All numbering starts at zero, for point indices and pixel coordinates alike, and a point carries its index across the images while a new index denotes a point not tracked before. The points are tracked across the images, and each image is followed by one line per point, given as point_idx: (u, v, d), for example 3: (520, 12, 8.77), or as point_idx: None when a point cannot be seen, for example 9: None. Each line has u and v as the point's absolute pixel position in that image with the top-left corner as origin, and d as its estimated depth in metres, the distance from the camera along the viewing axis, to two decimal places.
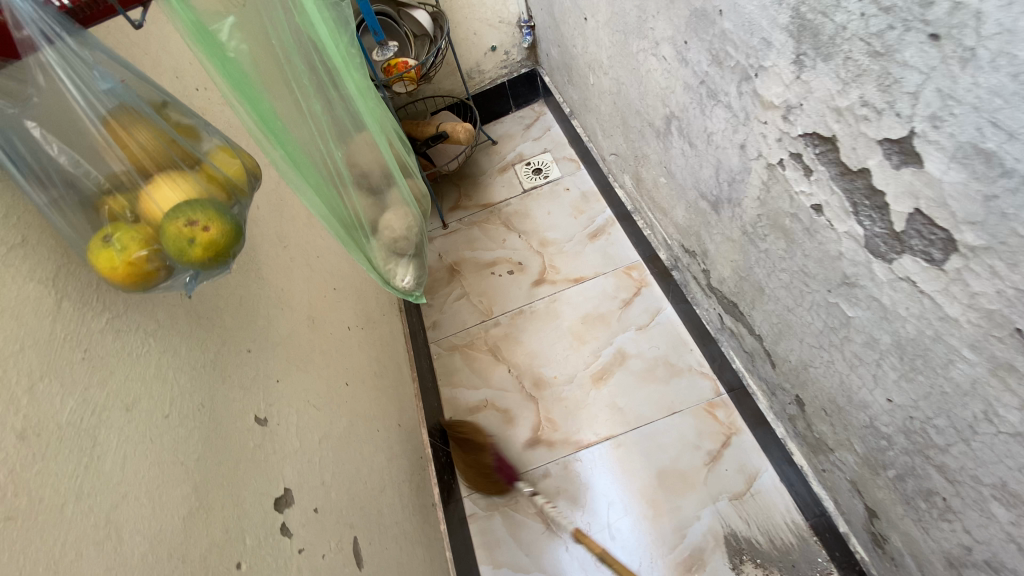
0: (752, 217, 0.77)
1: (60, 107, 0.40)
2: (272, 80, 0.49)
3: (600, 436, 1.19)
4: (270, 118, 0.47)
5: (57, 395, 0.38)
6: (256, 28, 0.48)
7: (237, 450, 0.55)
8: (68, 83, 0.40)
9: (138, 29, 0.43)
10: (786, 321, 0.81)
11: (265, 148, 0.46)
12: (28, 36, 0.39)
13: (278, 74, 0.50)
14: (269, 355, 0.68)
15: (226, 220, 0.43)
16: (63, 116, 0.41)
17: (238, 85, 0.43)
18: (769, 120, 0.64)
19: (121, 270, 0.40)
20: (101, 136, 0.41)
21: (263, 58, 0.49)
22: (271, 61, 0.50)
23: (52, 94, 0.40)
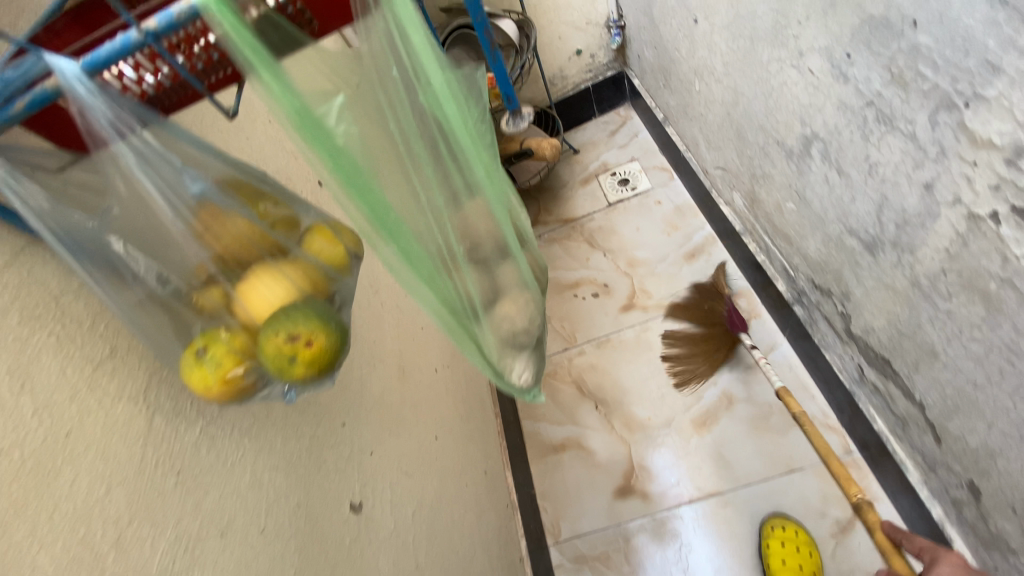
0: (932, 270, 0.62)
1: (140, 209, 0.34)
2: (379, 157, 0.38)
3: (703, 490, 1.08)
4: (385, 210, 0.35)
5: (147, 539, 0.34)
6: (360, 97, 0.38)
7: (334, 550, 0.50)
8: (145, 179, 0.33)
9: (230, 119, 0.35)
10: (968, 397, 0.65)
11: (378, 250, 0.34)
12: (100, 137, 0.30)
13: (387, 148, 0.39)
14: (364, 424, 0.62)
15: (331, 327, 0.36)
16: (137, 213, 0.34)
17: (347, 173, 0.32)
18: (981, 162, 0.50)
19: (215, 387, 0.35)
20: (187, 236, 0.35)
21: (371, 122, 0.39)
22: (381, 132, 0.39)
23: (132, 196, 0.33)
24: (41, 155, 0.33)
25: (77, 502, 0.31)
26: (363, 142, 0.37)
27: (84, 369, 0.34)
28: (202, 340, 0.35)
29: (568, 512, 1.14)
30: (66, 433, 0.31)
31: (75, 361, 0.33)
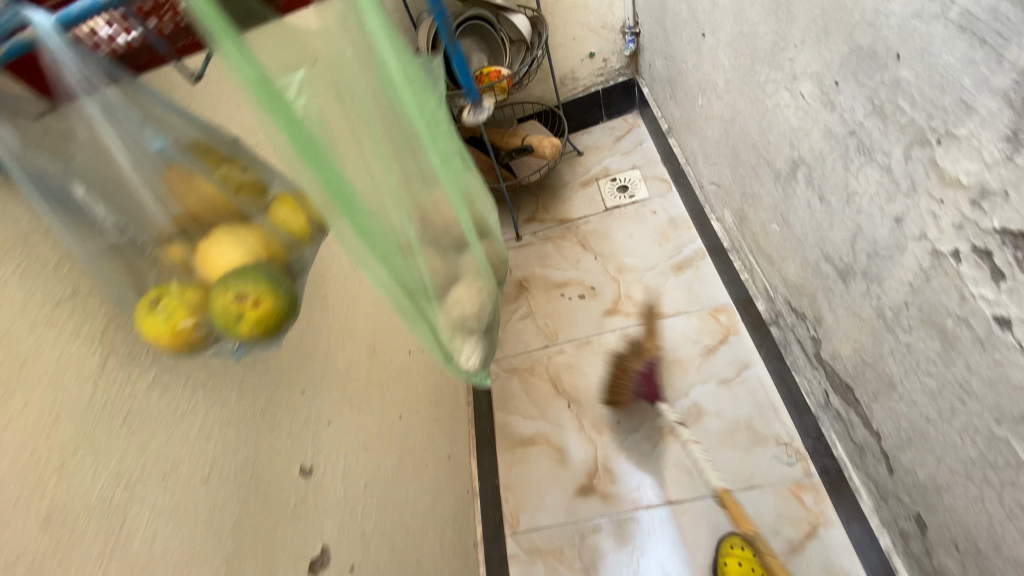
0: (896, 302, 0.63)
1: (107, 164, 0.34)
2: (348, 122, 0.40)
3: (663, 498, 1.10)
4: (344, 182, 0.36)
5: (88, 470, 0.35)
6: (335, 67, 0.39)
7: (279, 507, 0.52)
8: (116, 141, 0.34)
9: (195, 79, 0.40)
10: (919, 430, 0.66)
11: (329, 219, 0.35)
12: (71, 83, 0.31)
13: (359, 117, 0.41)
14: (327, 393, 0.65)
15: (280, 292, 0.37)
16: (101, 164, 0.34)
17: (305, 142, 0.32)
18: (947, 200, 0.50)
19: (165, 336, 0.36)
20: (159, 197, 0.36)
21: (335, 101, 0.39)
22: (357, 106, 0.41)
23: (99, 148, 0.34)
24: (20, 104, 0.33)
25: (23, 427, 0.32)
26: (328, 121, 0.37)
27: (39, 309, 0.35)
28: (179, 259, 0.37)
29: (529, 505, 1.16)
30: (15, 368, 0.33)
31: (35, 299, 0.35)
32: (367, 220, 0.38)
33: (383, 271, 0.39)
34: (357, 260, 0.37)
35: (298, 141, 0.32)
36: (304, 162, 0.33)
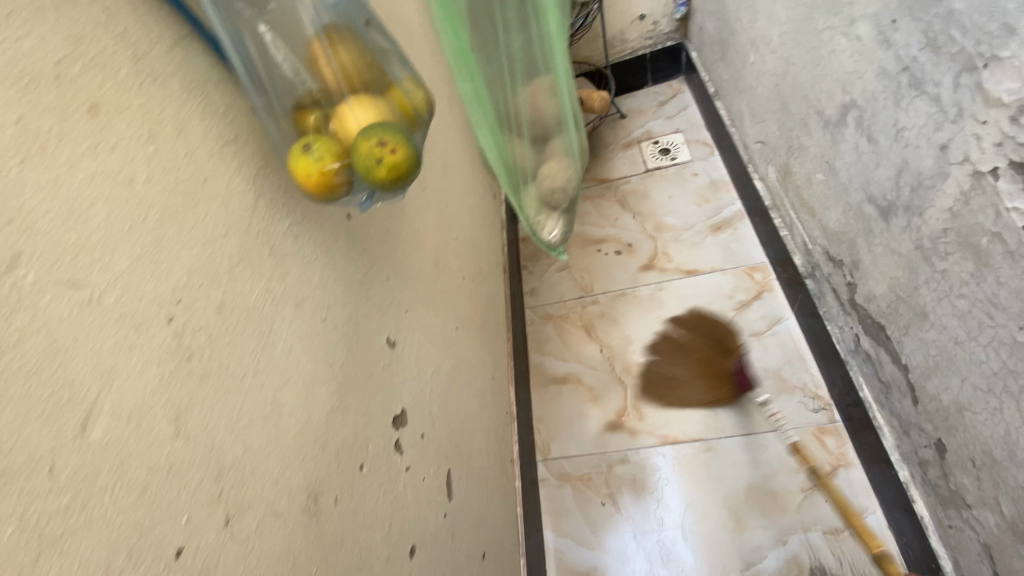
0: (935, 230, 0.68)
1: (293, 22, 0.45)
2: None
3: (689, 436, 1.16)
4: None
5: (249, 279, 0.43)
6: None
7: (370, 363, 0.59)
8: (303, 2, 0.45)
9: None
10: (947, 354, 0.71)
11: None
12: None
13: None
14: (402, 286, 0.72)
15: (409, 145, 0.44)
16: (290, 25, 0.44)
17: None
18: (990, 120, 0.55)
19: (313, 178, 0.43)
20: (319, 47, 0.45)
21: None
22: None
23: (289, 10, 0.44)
24: None
25: (207, 228, 0.40)
26: None
27: (213, 142, 0.42)
28: (329, 115, 0.45)
29: (560, 436, 1.24)
30: (200, 182, 0.40)
31: (211, 134, 0.42)
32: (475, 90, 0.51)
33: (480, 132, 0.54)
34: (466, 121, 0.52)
35: None
36: None
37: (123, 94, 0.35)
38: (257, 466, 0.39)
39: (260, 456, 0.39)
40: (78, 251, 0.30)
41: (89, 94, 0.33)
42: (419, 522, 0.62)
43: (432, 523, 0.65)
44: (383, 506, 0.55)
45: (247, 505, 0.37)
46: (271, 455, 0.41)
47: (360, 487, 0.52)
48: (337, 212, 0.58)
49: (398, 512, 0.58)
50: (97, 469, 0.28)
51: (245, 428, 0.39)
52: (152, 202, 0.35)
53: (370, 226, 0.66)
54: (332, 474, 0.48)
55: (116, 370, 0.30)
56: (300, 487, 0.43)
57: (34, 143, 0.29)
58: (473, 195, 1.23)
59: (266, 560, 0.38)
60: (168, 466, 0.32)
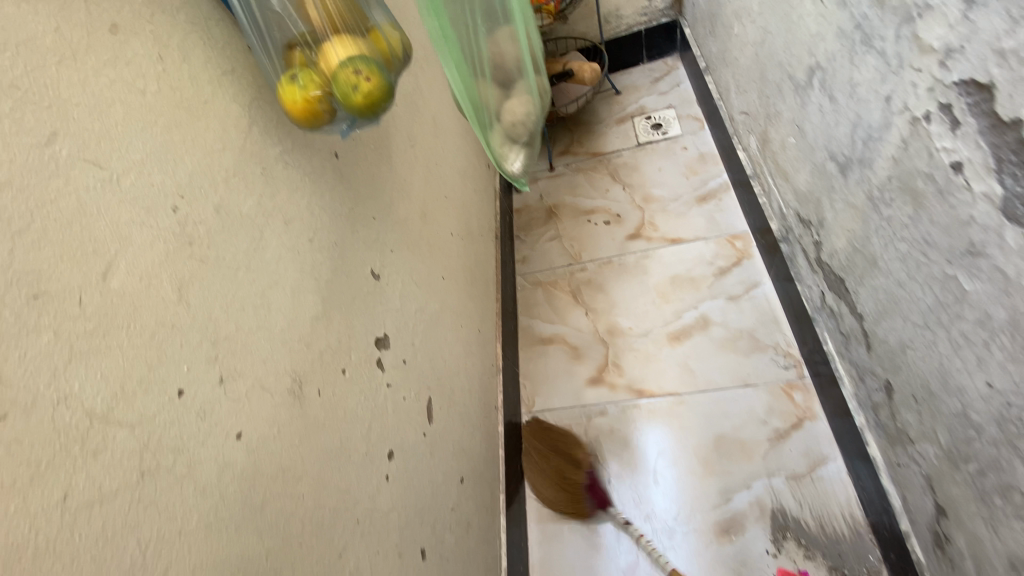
0: (882, 179, 0.73)
1: None
2: None
3: (666, 391, 1.22)
4: None
5: (243, 190, 0.49)
6: None
7: (355, 287, 0.66)
8: None
9: None
10: (893, 297, 0.76)
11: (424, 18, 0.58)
12: None
13: None
14: (388, 227, 0.79)
15: (383, 78, 0.51)
16: None
17: None
18: (923, 67, 0.60)
19: (299, 105, 0.50)
20: None
21: None
22: None
23: None
24: None
25: (206, 141, 0.46)
26: None
27: (214, 71, 0.49)
28: (314, 50, 0.51)
29: (544, 392, 1.30)
30: (201, 102, 0.46)
31: (212, 62, 0.48)
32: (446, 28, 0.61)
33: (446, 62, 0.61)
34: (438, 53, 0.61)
35: None
36: None
37: (137, 20, 0.42)
38: (249, 345, 0.46)
39: (251, 338, 0.46)
40: (100, 140, 0.36)
41: (109, 16, 0.39)
42: (397, 433, 0.69)
43: (411, 438, 0.72)
44: (363, 409, 0.62)
45: (239, 373, 0.44)
46: (261, 340, 0.48)
47: (342, 388, 0.59)
48: (325, 149, 0.64)
49: (378, 419, 0.65)
50: (116, 311, 0.35)
51: (237, 311, 0.45)
52: (160, 112, 0.42)
53: (357, 169, 0.72)
54: (315, 369, 0.54)
55: (130, 240, 0.37)
56: (286, 372, 0.50)
57: (65, 49, 0.35)
58: (465, 160, 1.29)
59: (255, 420, 0.45)
60: (173, 324, 0.39)
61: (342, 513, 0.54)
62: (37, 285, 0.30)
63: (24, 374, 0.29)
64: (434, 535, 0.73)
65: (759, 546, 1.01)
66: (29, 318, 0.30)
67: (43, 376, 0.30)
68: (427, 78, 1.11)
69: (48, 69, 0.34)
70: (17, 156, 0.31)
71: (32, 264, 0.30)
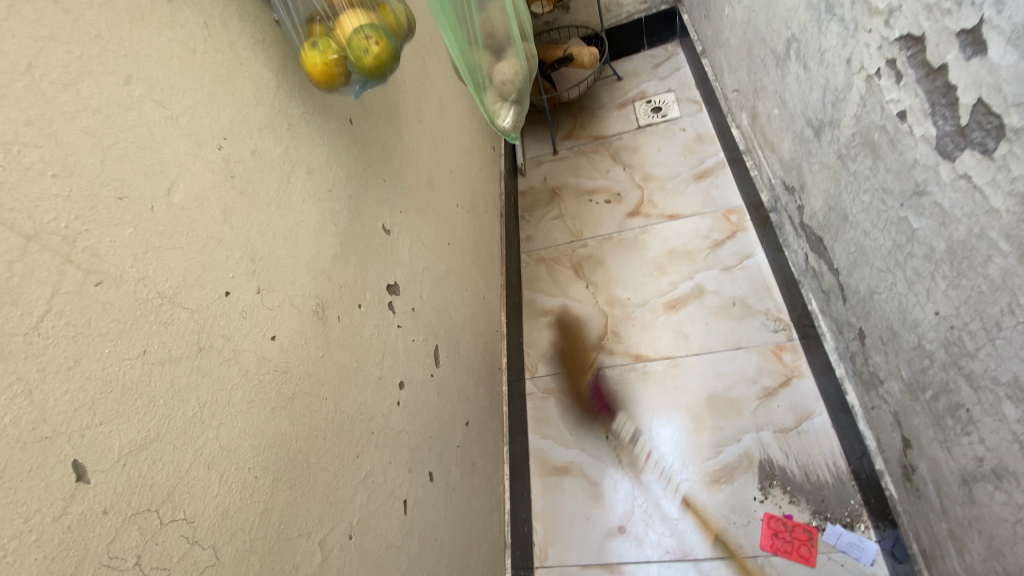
0: (847, 137, 0.79)
1: None
2: None
3: (661, 355, 1.29)
4: None
5: (273, 141, 0.58)
6: None
7: (369, 237, 0.75)
8: None
9: None
10: (861, 247, 0.82)
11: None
12: None
13: None
14: (397, 190, 0.87)
15: (390, 44, 0.59)
16: None
17: None
18: (873, 29, 0.66)
19: (319, 68, 0.59)
20: None
21: None
22: None
23: None
24: None
25: (243, 97, 0.55)
26: None
27: (248, 40, 0.58)
28: (332, 20, 0.59)
29: (546, 358, 1.38)
30: (238, 64, 0.55)
31: (247, 33, 0.57)
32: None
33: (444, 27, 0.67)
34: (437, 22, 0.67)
35: None
36: None
37: None
38: (280, 268, 0.55)
39: (281, 262, 0.55)
40: (164, 87, 0.45)
41: None
42: (407, 368, 0.78)
43: (419, 375, 0.80)
44: (377, 341, 0.71)
45: (272, 287, 0.53)
46: (289, 266, 0.56)
47: (358, 319, 0.67)
48: (341, 115, 0.73)
49: (390, 352, 0.73)
50: (180, 220, 0.44)
51: (270, 238, 0.54)
52: (207, 69, 0.51)
53: (369, 136, 0.81)
54: (335, 298, 0.63)
55: (188, 166, 0.46)
56: (311, 295, 0.59)
57: (136, 13, 0.44)
58: (471, 140, 1.38)
59: (286, 328, 0.53)
60: (220, 238, 0.48)
61: (359, 423, 0.62)
62: (123, 189, 0.39)
63: (115, 254, 0.38)
64: (441, 464, 0.82)
65: (747, 493, 1.07)
66: (117, 213, 0.39)
67: (129, 259, 0.39)
68: (435, 62, 1.19)
69: (124, 27, 0.43)
70: (107, 92, 0.40)
71: (119, 175, 0.39)
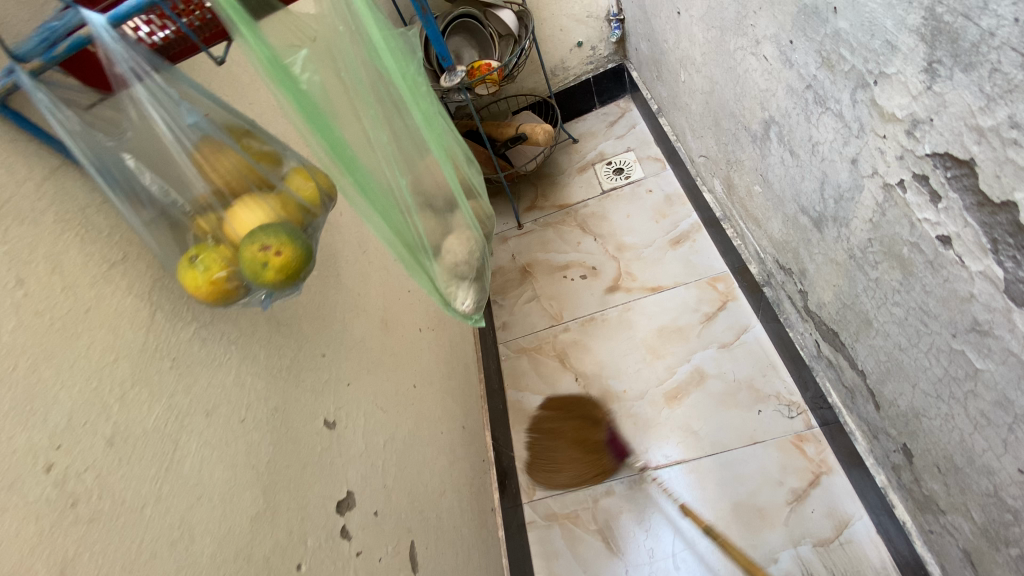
0: (861, 240, 0.68)
1: (152, 142, 0.41)
2: (340, 99, 0.44)
3: (671, 458, 1.14)
4: (341, 142, 0.42)
5: (145, 403, 0.42)
6: (320, 49, 0.43)
7: (305, 452, 0.58)
8: (156, 119, 0.39)
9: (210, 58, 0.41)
10: (896, 360, 0.70)
11: (336, 178, 0.42)
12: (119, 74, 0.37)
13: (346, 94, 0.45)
14: (342, 358, 0.71)
15: (297, 244, 0.44)
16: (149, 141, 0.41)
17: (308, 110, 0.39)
18: (888, 134, 0.55)
19: (204, 287, 0.43)
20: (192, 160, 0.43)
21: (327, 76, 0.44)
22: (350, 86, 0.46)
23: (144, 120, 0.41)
24: (74, 95, 0.40)
25: (90, 362, 0.39)
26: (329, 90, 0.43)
27: (96, 269, 0.42)
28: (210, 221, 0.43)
29: (543, 473, 1.21)
30: (77, 313, 0.39)
31: (93, 260, 0.42)
32: (368, 180, 0.45)
33: (383, 223, 0.46)
34: (363, 214, 0.44)
35: (302, 108, 0.39)
36: (310, 127, 0.40)
37: None
38: None
39: None
40: None
41: None
42: None
43: None
44: None
45: None
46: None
47: None
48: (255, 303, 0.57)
49: None
50: None
51: (144, 564, 0.38)
52: (22, 350, 0.35)
53: (300, 306, 0.65)
54: None
55: None
56: None
57: None
58: None
59: None
60: None
61: None
62: None
63: None
64: None
65: None
66: None
67: None
68: None
69: None
70: None
71: None
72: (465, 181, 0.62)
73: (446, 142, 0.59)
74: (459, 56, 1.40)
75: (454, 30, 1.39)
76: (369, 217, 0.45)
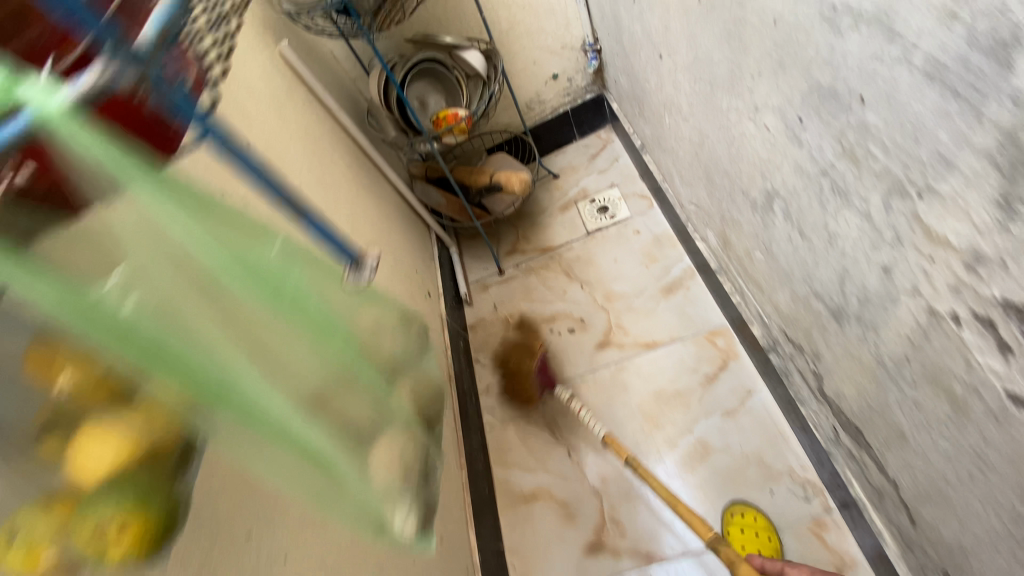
0: (896, 354, 0.57)
1: None
2: (199, 311, 0.33)
3: (677, 549, 1.03)
4: (195, 368, 0.31)
5: None
6: (162, 259, 0.33)
7: None
8: None
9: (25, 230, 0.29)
10: (939, 490, 0.59)
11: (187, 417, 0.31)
12: None
13: (208, 302, 0.34)
14: (279, 525, 0.57)
15: (157, 505, 0.28)
16: None
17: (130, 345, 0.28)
18: (937, 258, 0.44)
19: None
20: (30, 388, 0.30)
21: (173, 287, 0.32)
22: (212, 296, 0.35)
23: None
24: None
25: None
26: (174, 303, 0.32)
27: None
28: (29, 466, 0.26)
29: (536, 568, 1.09)
30: None
31: None
32: (251, 403, 0.33)
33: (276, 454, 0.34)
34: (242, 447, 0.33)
35: (121, 345, 0.28)
36: (140, 363, 0.29)
37: None
38: None
39: None
40: None
41: None
42: None
43: None
44: None
45: None
46: None
47: None
48: None
49: None
50: None
51: None
52: None
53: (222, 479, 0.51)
54: None
55: None
56: None
57: None
58: None
59: None
60: None
61: None
62: None
63: None
64: None
65: None
66: None
67: None
68: None
69: None
70: None
71: None
72: (399, 368, 0.50)
73: (345, 307, 0.47)
74: (423, 101, 1.27)
75: (416, 74, 1.27)
76: (259, 450, 0.34)
